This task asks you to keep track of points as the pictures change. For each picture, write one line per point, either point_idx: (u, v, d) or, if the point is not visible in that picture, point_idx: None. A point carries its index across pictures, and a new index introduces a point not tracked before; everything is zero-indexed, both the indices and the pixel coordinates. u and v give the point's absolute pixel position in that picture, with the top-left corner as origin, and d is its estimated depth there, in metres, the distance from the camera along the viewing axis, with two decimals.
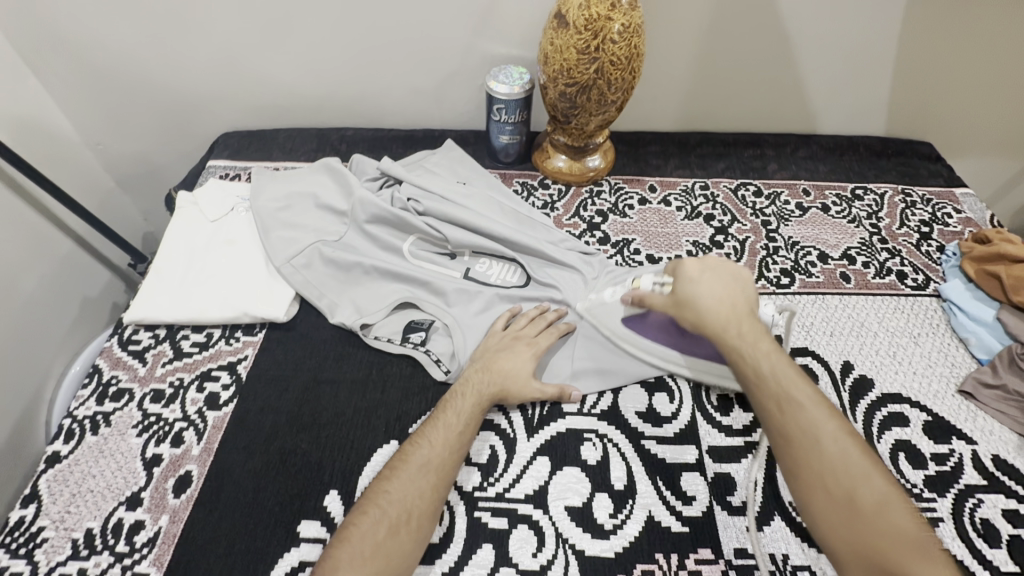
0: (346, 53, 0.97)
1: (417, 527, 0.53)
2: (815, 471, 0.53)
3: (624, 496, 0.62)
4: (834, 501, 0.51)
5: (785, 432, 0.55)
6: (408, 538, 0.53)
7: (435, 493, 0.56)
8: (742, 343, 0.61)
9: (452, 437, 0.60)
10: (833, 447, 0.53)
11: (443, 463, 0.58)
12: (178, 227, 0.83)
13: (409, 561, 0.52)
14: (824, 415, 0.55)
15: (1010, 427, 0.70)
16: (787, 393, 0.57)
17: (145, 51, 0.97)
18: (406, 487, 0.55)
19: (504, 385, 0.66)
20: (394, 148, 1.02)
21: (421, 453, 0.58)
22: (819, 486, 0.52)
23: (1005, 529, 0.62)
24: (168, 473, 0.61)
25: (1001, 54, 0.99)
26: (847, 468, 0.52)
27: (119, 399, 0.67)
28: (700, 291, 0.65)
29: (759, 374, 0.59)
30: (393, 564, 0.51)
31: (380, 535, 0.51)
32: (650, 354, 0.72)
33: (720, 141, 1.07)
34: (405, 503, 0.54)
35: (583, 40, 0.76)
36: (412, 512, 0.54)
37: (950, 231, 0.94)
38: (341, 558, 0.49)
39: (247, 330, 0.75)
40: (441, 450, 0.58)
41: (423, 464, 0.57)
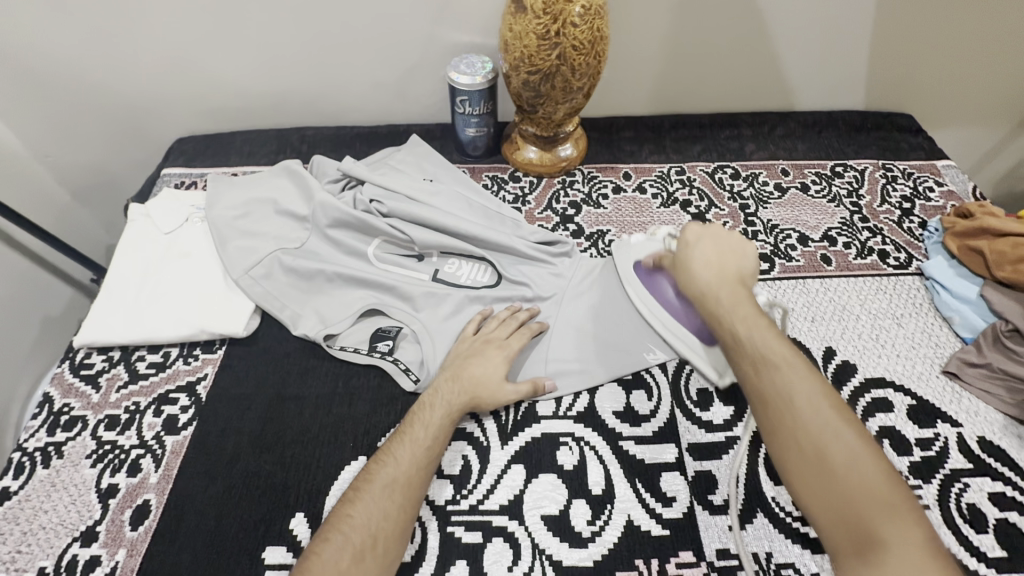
0: (299, 49, 0.92)
1: (382, 551, 0.51)
2: (793, 433, 0.48)
3: (602, 502, 0.60)
4: (812, 467, 0.46)
5: (757, 393, 0.51)
6: (375, 563, 0.50)
7: (402, 513, 0.54)
8: (721, 308, 0.57)
9: (420, 454, 0.57)
10: (809, 411, 0.48)
11: (409, 482, 0.55)
12: (129, 241, 0.79)
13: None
14: (796, 376, 0.50)
15: (995, 407, 0.68)
16: (763, 351, 0.52)
17: (88, 57, 0.92)
18: (370, 511, 0.52)
19: (477, 393, 0.63)
20: (358, 146, 0.98)
21: (385, 472, 0.55)
22: (795, 450, 0.47)
23: (992, 513, 0.60)
24: (124, 504, 0.58)
25: (977, 19, 0.96)
26: (823, 430, 0.47)
27: (71, 428, 0.64)
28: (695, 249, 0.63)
29: (736, 336, 0.54)
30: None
31: (342, 564, 0.49)
32: (648, 313, 0.70)
33: (695, 124, 1.03)
34: (368, 527, 0.52)
35: (542, 25, 0.72)
36: (377, 535, 0.52)
37: (932, 206, 0.91)
38: None
39: (206, 347, 0.71)
40: (405, 469, 0.56)
41: (388, 482, 0.55)
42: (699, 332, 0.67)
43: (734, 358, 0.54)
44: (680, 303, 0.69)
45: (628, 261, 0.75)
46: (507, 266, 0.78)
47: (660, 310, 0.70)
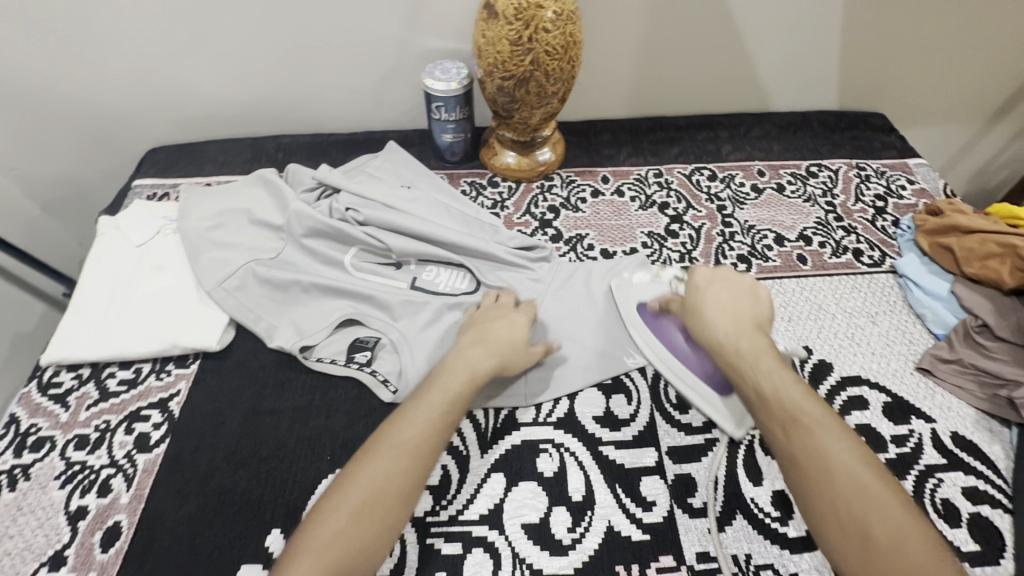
0: (271, 57, 0.91)
1: (384, 514, 0.50)
2: (830, 492, 0.49)
3: (583, 508, 0.60)
4: (858, 533, 0.47)
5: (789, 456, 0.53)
6: (377, 524, 0.50)
7: (410, 476, 0.53)
8: (749, 369, 0.59)
9: (435, 417, 0.56)
10: (843, 472, 0.50)
11: (420, 447, 0.54)
12: (98, 255, 0.78)
13: (375, 548, 0.49)
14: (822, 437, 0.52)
15: (967, 401, 0.69)
16: (792, 410, 0.54)
17: (54, 68, 0.90)
18: (377, 472, 0.51)
19: (503, 356, 0.63)
20: (334, 153, 0.97)
21: (399, 433, 0.54)
22: (841, 517, 0.48)
23: (965, 507, 0.61)
24: (94, 526, 0.57)
25: (943, 21, 0.98)
26: (859, 493, 0.49)
27: (38, 449, 0.62)
28: (713, 294, 0.66)
29: (762, 393, 0.57)
30: (357, 549, 0.48)
31: (342, 524, 0.49)
32: (659, 361, 0.69)
33: (672, 126, 1.04)
34: (371, 488, 0.51)
35: (514, 31, 0.72)
36: (377, 500, 0.50)
37: (904, 204, 0.93)
38: (301, 549, 0.47)
39: (179, 362, 0.70)
40: (419, 433, 0.55)
41: (398, 446, 0.53)
42: (709, 378, 0.67)
43: (763, 416, 0.56)
44: (689, 348, 0.68)
45: (630, 303, 0.74)
46: (485, 272, 0.78)
47: (670, 359, 0.69)
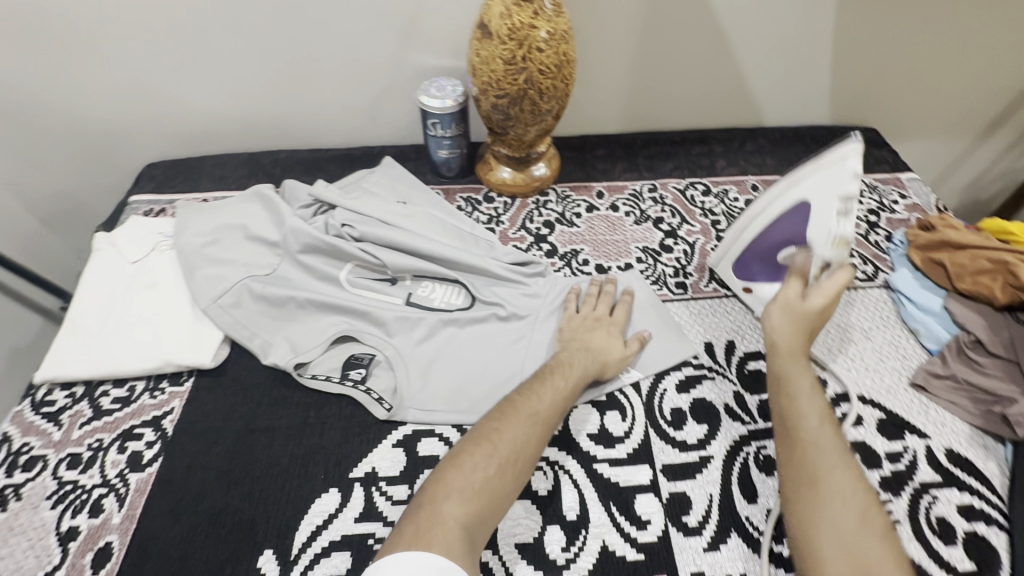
0: (267, 74, 0.92)
1: (521, 471, 0.56)
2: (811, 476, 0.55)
3: (577, 527, 0.60)
4: (840, 507, 0.52)
5: (792, 428, 0.58)
6: (509, 485, 0.55)
7: (539, 443, 0.59)
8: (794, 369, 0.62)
9: (560, 399, 0.62)
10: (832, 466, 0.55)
11: (548, 416, 0.60)
12: (95, 272, 0.78)
13: (508, 495, 0.55)
14: (838, 437, 0.57)
15: (961, 417, 0.69)
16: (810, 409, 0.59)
17: (52, 86, 0.91)
18: (516, 433, 0.57)
19: (605, 361, 0.69)
20: (331, 169, 0.98)
21: (532, 403, 0.61)
22: (823, 489, 0.53)
23: (961, 525, 0.61)
24: (85, 548, 0.56)
25: (931, 37, 1.00)
26: (846, 484, 0.53)
27: (30, 469, 0.62)
28: (825, 309, 0.64)
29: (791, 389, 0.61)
30: (494, 499, 0.53)
31: (490, 474, 0.54)
32: (748, 226, 0.75)
33: (666, 141, 1.05)
34: (514, 446, 0.56)
35: (508, 50, 0.73)
36: (518, 455, 0.56)
37: (897, 218, 0.94)
38: (452, 483, 0.52)
39: (173, 380, 0.70)
40: (545, 408, 0.61)
41: (532, 415, 0.59)
42: (750, 261, 0.77)
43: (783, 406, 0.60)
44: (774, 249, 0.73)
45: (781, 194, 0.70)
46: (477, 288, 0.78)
47: (755, 236, 0.74)
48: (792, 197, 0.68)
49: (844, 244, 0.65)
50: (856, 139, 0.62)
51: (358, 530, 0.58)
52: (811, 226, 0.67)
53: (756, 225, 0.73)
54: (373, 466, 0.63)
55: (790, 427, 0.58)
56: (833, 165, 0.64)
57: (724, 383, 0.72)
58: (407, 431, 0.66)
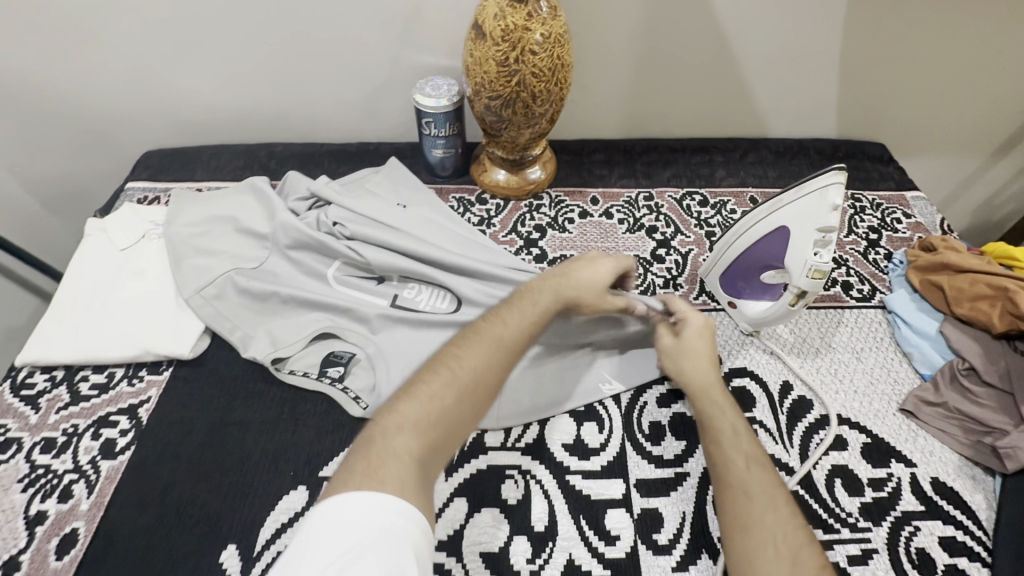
0: (264, 66, 0.92)
1: (481, 395, 0.54)
2: (739, 514, 0.51)
3: (544, 539, 0.59)
4: (770, 556, 0.47)
5: (725, 473, 0.55)
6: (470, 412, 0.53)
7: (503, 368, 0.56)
8: (710, 405, 0.60)
9: (527, 326, 0.60)
10: (762, 498, 0.52)
11: (515, 339, 0.58)
12: (83, 257, 0.78)
13: (470, 419, 0.53)
14: (769, 478, 0.53)
15: (950, 446, 0.67)
16: (727, 438, 0.57)
17: (51, 67, 0.92)
18: (477, 359, 0.55)
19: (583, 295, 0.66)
20: (326, 164, 0.97)
21: (488, 330, 0.58)
22: (753, 541, 0.49)
23: (941, 559, 0.59)
24: (51, 533, 0.57)
25: (943, 52, 0.97)
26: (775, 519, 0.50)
27: (5, 451, 0.62)
28: (694, 340, 0.65)
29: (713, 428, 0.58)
30: (454, 430, 0.52)
31: (447, 402, 0.51)
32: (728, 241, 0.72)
33: (666, 148, 1.03)
34: (473, 370, 0.54)
35: (501, 52, 0.72)
36: (479, 379, 0.54)
37: (899, 238, 0.91)
38: (405, 411, 0.50)
39: (152, 368, 0.70)
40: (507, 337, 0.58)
41: (493, 338, 0.57)
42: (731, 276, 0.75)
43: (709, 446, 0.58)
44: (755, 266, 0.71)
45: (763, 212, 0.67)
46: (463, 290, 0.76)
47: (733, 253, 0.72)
48: (774, 222, 0.66)
49: (821, 275, 0.63)
50: (839, 172, 0.60)
51: None
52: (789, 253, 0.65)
53: (736, 246, 0.71)
54: None
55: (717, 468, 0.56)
56: (814, 195, 0.62)
57: None
58: None
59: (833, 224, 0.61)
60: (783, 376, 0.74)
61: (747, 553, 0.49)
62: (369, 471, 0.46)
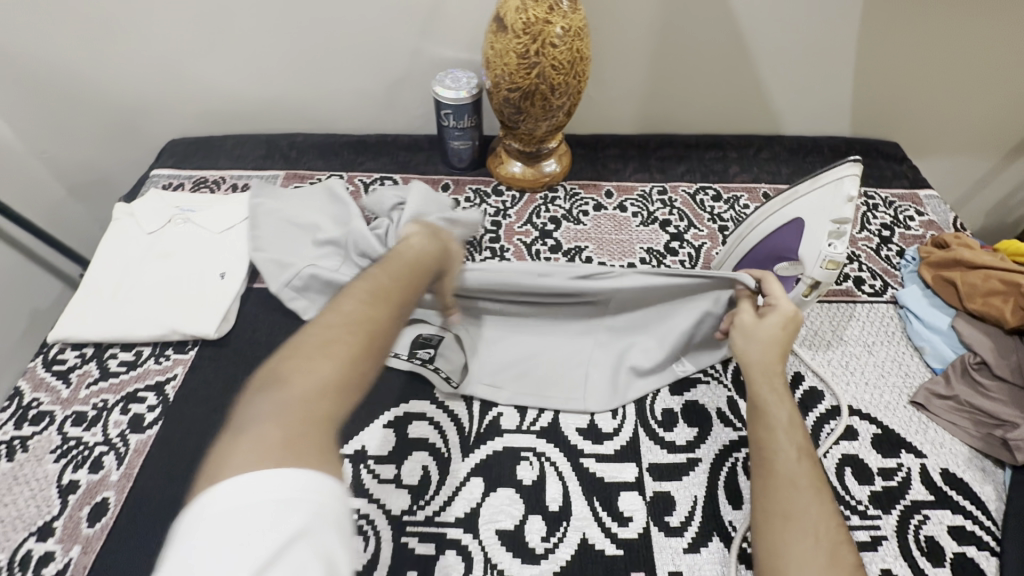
0: (287, 56, 0.94)
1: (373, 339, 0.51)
2: (781, 501, 0.52)
3: (558, 518, 0.60)
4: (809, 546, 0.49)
5: (768, 460, 0.56)
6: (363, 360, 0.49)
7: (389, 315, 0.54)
8: (771, 390, 0.60)
9: (402, 273, 0.60)
10: (807, 490, 0.53)
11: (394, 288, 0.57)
12: (112, 240, 0.80)
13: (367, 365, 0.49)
14: (816, 473, 0.54)
15: (961, 439, 0.68)
16: (781, 427, 0.57)
17: (82, 56, 0.94)
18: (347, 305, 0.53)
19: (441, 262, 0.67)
20: (345, 154, 0.99)
21: (356, 286, 0.56)
22: (791, 528, 0.50)
23: (950, 547, 0.60)
24: (83, 501, 0.59)
25: (960, 51, 0.97)
26: (818, 513, 0.51)
27: (38, 423, 0.65)
28: (780, 325, 0.62)
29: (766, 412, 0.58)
30: (339, 383, 0.46)
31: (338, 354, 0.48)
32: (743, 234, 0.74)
33: (680, 143, 1.04)
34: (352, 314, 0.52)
35: (522, 44, 0.74)
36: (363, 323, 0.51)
37: (911, 235, 0.92)
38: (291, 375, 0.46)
39: (179, 347, 0.72)
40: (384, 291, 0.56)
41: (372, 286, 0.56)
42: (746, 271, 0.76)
43: (758, 431, 0.58)
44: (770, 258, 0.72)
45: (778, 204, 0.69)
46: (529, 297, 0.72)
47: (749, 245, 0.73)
48: (788, 213, 0.68)
49: (836, 265, 0.63)
50: (855, 163, 0.62)
51: None
52: (803, 243, 0.66)
53: (751, 238, 0.72)
54: (363, 444, 0.65)
55: (765, 453, 0.56)
56: (829, 186, 0.63)
57: (718, 388, 0.71)
58: (399, 413, 0.67)
59: (847, 215, 0.62)
60: (795, 368, 0.75)
61: (783, 538, 0.50)
62: (231, 444, 0.40)
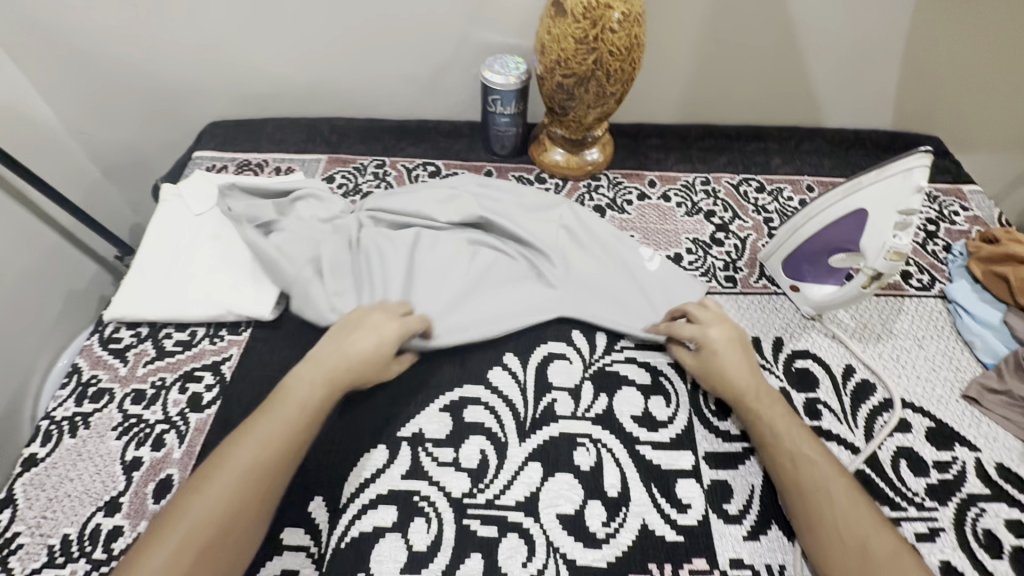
0: (331, 37, 0.93)
1: (259, 479, 0.54)
2: (818, 516, 0.55)
3: (618, 504, 0.60)
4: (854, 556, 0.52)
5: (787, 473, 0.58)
6: (249, 500, 0.52)
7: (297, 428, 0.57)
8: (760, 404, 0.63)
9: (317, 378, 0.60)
10: (832, 494, 0.55)
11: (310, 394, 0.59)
12: (161, 220, 0.80)
13: (250, 510, 0.53)
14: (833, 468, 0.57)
15: (1014, 433, 0.68)
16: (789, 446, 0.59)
17: (125, 36, 0.94)
18: (251, 442, 0.55)
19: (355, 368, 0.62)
20: (386, 139, 0.99)
21: (275, 410, 0.57)
22: (835, 537, 0.53)
23: (1008, 540, 0.60)
24: (148, 477, 0.59)
25: (1010, 46, 0.96)
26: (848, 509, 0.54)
27: (98, 399, 0.65)
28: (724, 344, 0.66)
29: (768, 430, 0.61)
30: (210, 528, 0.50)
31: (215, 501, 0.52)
32: (793, 225, 0.75)
33: (722, 134, 1.03)
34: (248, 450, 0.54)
35: (581, 29, 0.73)
36: (257, 459, 0.54)
37: (957, 230, 0.91)
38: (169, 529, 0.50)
39: (232, 328, 0.72)
40: (297, 401, 0.58)
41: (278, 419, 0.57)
42: (797, 263, 0.77)
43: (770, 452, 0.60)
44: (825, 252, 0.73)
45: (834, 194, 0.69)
46: (511, 260, 0.78)
47: (801, 238, 0.74)
48: (849, 206, 0.67)
49: (898, 257, 0.64)
50: (925, 155, 0.60)
51: (404, 486, 0.61)
52: (865, 236, 0.66)
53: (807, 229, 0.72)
54: (420, 427, 0.65)
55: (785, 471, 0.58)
56: (895, 178, 0.62)
57: (770, 378, 0.72)
58: (453, 397, 0.67)
59: (914, 208, 0.62)
60: (847, 358, 0.74)
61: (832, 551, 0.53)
62: None
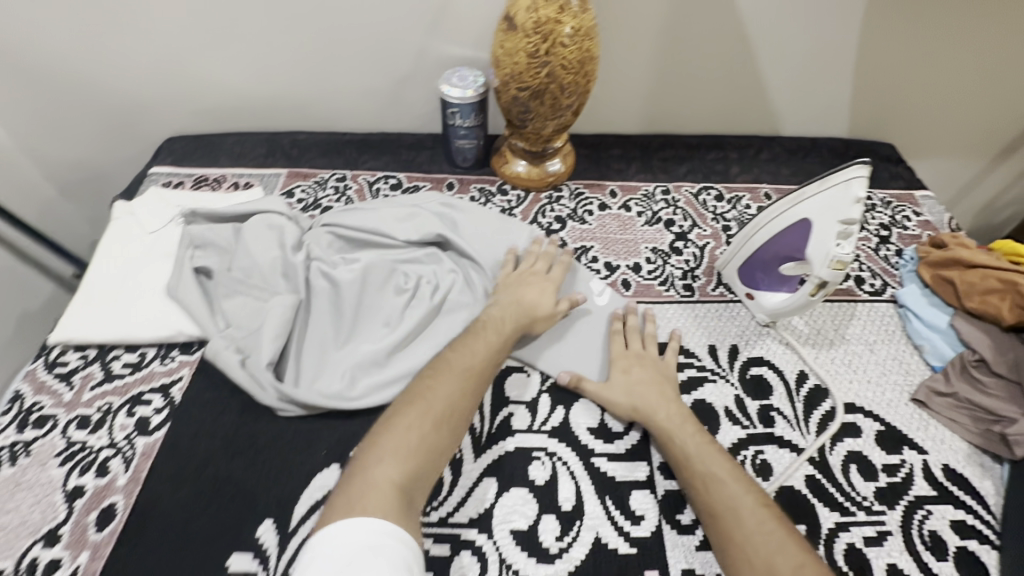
0: (289, 52, 0.93)
1: (456, 424, 0.58)
2: (732, 538, 0.54)
3: (572, 518, 0.60)
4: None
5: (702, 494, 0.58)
6: (444, 438, 0.57)
7: (468, 398, 0.60)
8: (673, 425, 0.63)
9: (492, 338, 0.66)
10: (746, 513, 0.54)
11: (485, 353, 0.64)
12: (113, 239, 0.79)
13: (446, 446, 0.57)
14: (743, 484, 0.57)
15: (961, 435, 0.70)
16: (703, 469, 0.59)
17: (77, 52, 0.92)
18: (448, 387, 0.60)
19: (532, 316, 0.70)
20: (347, 153, 0.99)
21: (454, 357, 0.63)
22: (751, 559, 0.52)
23: (952, 541, 0.61)
24: (91, 506, 0.58)
25: (955, 56, 0.99)
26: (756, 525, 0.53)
27: (41, 426, 0.63)
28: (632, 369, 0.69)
29: (686, 453, 0.60)
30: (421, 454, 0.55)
31: (425, 431, 0.56)
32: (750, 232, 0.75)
33: (682, 144, 1.05)
34: (447, 398, 0.59)
35: (532, 43, 0.74)
36: (452, 407, 0.59)
37: (909, 235, 0.93)
38: (372, 453, 0.54)
39: (184, 349, 0.71)
40: (481, 350, 0.64)
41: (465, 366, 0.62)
42: (752, 271, 0.78)
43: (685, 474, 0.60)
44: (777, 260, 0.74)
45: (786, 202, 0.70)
46: (462, 280, 0.76)
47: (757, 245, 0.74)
48: (796, 214, 0.68)
49: (841, 265, 0.66)
50: (863, 166, 0.62)
51: None
52: (811, 244, 0.67)
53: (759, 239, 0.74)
54: None
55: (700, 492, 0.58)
56: (836, 188, 0.64)
57: (726, 386, 0.73)
58: None
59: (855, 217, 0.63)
60: (801, 365, 0.76)
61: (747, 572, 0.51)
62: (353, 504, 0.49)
